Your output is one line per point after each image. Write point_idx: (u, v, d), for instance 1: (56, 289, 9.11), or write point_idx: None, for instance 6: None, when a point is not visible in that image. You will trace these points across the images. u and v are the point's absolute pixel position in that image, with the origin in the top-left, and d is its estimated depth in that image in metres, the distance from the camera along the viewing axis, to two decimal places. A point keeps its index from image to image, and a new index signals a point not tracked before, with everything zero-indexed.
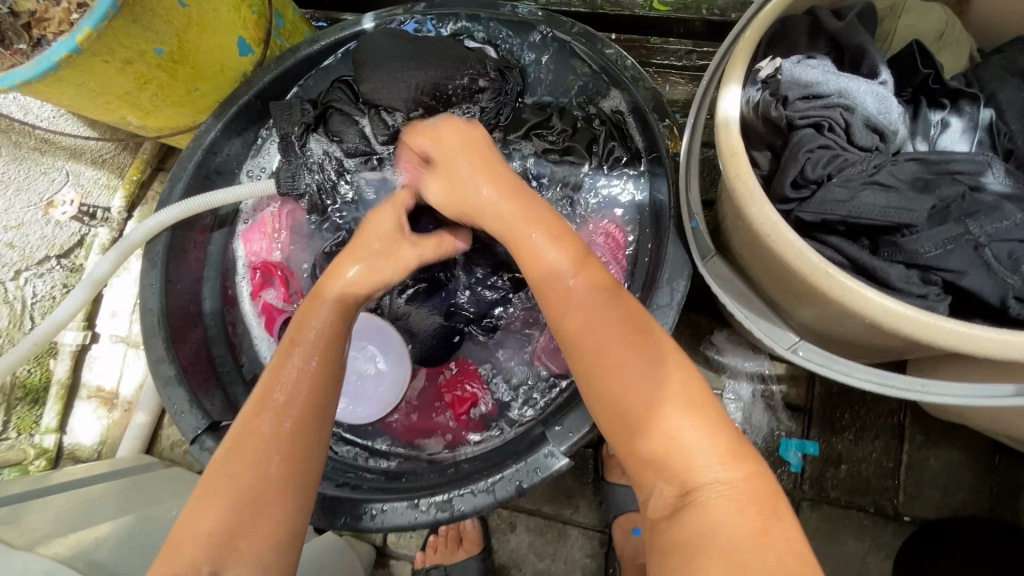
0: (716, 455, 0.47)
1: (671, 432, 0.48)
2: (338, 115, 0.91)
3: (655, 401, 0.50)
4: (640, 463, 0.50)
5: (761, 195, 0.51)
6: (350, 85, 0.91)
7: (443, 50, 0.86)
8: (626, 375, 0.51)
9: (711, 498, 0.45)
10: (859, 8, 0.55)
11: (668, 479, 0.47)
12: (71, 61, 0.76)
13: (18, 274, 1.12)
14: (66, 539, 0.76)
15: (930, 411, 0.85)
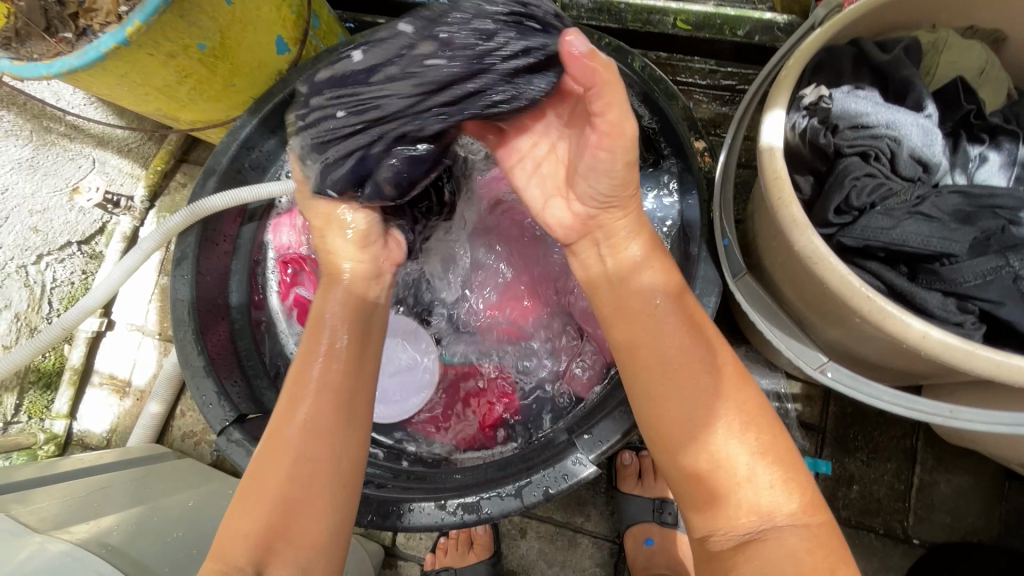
0: (784, 498, 0.51)
1: (725, 457, 0.52)
2: None
3: (731, 437, 0.53)
4: (703, 489, 0.53)
5: (807, 224, 0.52)
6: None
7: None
8: (708, 414, 0.54)
9: (782, 537, 0.49)
10: (904, 42, 0.57)
11: (737, 513, 0.51)
12: (118, 53, 0.77)
13: (39, 258, 1.12)
14: (86, 525, 0.76)
15: (944, 435, 0.87)
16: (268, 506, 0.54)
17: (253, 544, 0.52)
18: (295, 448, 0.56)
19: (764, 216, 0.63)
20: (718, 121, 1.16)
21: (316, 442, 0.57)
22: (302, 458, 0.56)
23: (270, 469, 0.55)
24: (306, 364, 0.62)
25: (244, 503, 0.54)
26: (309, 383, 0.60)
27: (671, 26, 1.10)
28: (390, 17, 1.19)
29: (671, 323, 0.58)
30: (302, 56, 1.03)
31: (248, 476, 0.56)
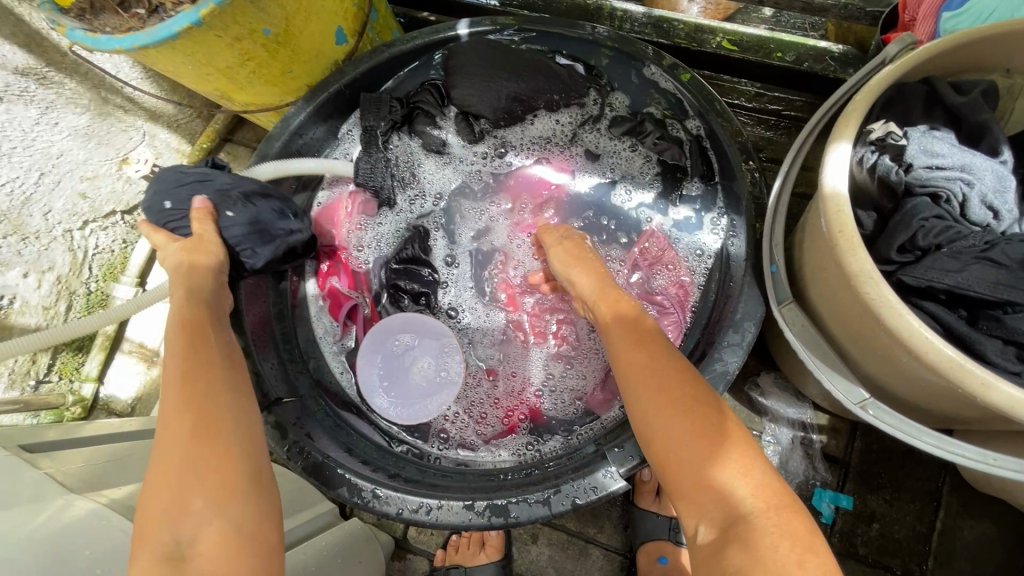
0: (759, 501, 0.49)
1: (700, 465, 0.52)
2: (423, 117, 0.99)
3: (689, 429, 0.54)
4: (683, 488, 0.52)
5: (878, 274, 0.51)
6: (438, 90, 1.00)
7: (536, 66, 0.95)
8: (672, 421, 0.56)
9: (754, 533, 0.46)
10: (981, 86, 0.57)
11: (714, 516, 0.49)
12: (190, 33, 0.79)
13: (84, 224, 1.14)
14: (116, 490, 0.77)
15: (973, 481, 0.86)
16: (178, 506, 0.50)
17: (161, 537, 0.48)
18: (193, 465, 0.52)
19: (818, 249, 0.63)
20: (761, 145, 1.15)
21: (208, 446, 0.53)
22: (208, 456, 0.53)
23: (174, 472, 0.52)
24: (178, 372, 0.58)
25: (157, 504, 0.50)
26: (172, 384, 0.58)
27: (716, 44, 1.10)
28: (443, 17, 1.20)
29: (623, 337, 0.66)
30: (358, 49, 1.04)
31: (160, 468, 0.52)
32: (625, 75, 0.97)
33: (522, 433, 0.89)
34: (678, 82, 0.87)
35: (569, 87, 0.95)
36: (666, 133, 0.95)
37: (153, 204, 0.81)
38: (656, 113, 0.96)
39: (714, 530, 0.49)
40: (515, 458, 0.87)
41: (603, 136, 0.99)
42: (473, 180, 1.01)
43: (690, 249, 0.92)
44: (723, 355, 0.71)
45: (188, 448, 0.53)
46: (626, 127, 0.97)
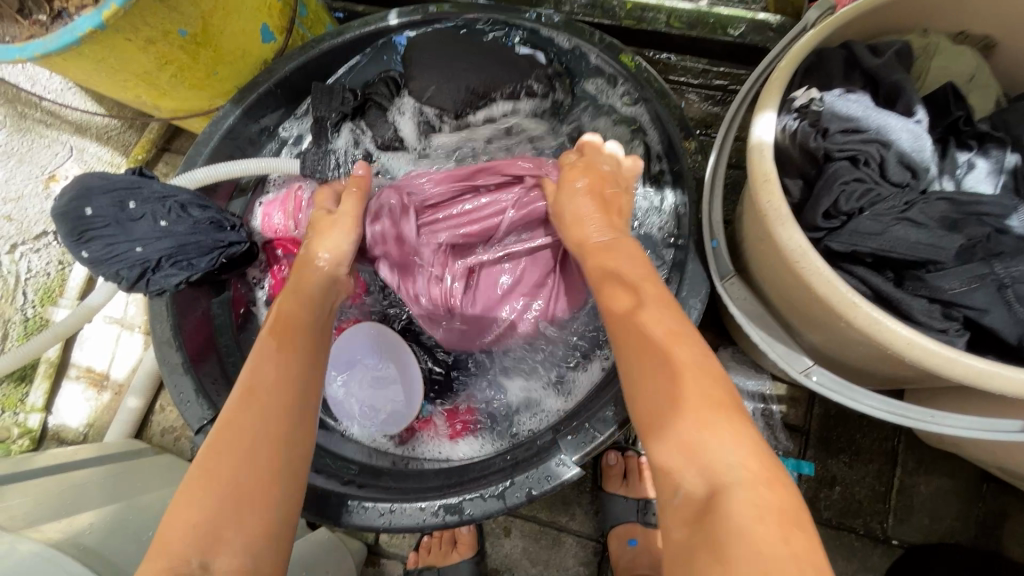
0: (746, 475, 0.45)
1: (698, 451, 0.47)
2: (375, 110, 0.97)
3: (673, 392, 0.51)
4: (671, 453, 0.48)
5: (812, 251, 0.51)
6: (394, 83, 0.97)
7: (496, 54, 0.91)
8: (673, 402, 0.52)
9: (735, 502, 0.43)
10: (895, 47, 0.57)
11: (699, 474, 0.46)
12: (94, 37, 0.74)
13: (13, 248, 1.08)
14: (58, 524, 0.74)
15: (925, 438, 0.88)
16: (235, 489, 0.51)
17: (195, 537, 0.48)
18: (242, 451, 0.53)
19: (753, 221, 0.64)
20: (709, 121, 1.14)
21: (254, 433, 0.55)
22: (237, 470, 0.52)
23: (227, 464, 0.53)
24: (257, 376, 0.59)
25: (195, 497, 0.51)
26: (262, 387, 0.59)
27: (661, 23, 1.09)
28: (379, 8, 1.16)
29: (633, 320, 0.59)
30: (288, 45, 1.00)
31: (203, 462, 0.53)
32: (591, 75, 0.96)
33: (473, 426, 0.89)
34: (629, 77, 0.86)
35: (535, 76, 0.93)
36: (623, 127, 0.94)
37: (69, 210, 0.76)
38: (625, 120, 0.94)
39: (695, 495, 0.46)
40: (471, 449, 0.87)
41: (559, 143, 0.98)
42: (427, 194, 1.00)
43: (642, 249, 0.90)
44: None
45: (269, 444, 0.55)
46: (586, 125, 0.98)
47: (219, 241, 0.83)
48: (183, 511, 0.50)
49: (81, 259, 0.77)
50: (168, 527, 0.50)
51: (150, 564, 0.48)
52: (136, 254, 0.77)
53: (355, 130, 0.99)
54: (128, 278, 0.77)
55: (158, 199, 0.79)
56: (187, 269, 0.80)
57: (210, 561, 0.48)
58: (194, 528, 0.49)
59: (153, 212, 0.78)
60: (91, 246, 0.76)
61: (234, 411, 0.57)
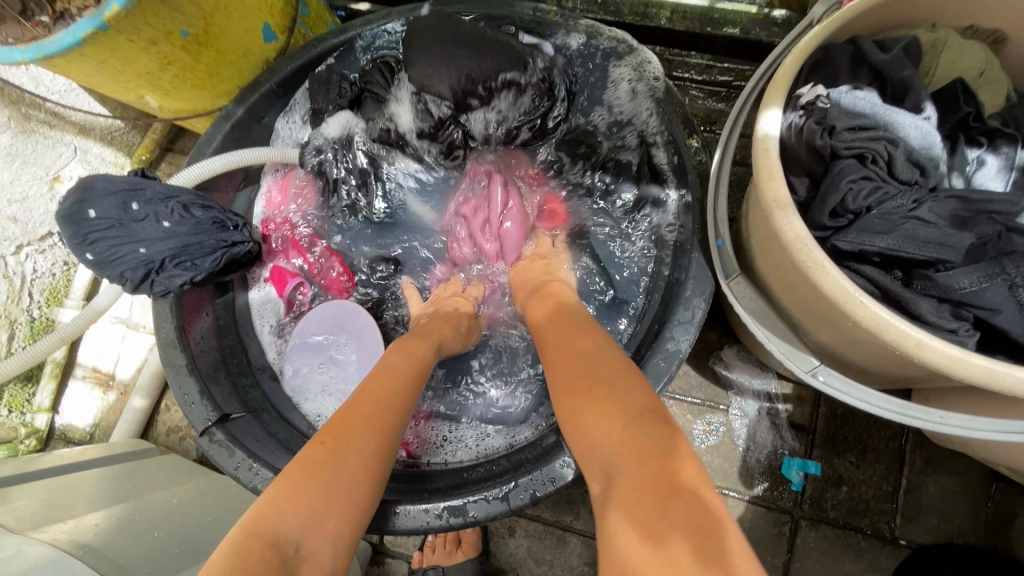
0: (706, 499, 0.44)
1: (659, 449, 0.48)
2: (371, 99, 0.94)
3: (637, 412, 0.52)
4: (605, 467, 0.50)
5: (819, 251, 0.50)
6: (388, 69, 0.93)
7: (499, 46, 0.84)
8: (621, 395, 0.54)
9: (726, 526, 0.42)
10: (904, 42, 0.56)
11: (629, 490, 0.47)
12: (96, 38, 0.74)
13: (19, 248, 1.09)
14: (63, 524, 0.74)
15: (933, 438, 0.87)
16: (349, 496, 0.52)
17: (301, 525, 0.49)
18: (364, 450, 0.55)
19: (759, 219, 0.63)
20: (713, 117, 1.13)
21: (365, 445, 0.56)
22: (343, 469, 0.53)
23: (347, 458, 0.54)
24: (381, 386, 0.62)
25: (291, 492, 0.50)
26: (384, 401, 0.61)
27: (665, 19, 1.08)
28: (381, 7, 1.16)
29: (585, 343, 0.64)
30: (290, 45, 1.00)
31: (315, 452, 0.54)
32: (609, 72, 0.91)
33: (469, 427, 0.89)
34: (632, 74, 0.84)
35: (538, 63, 0.88)
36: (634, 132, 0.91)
37: (73, 213, 0.76)
38: (630, 114, 0.91)
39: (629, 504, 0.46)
40: (472, 454, 0.85)
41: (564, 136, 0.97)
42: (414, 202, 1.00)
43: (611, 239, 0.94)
44: (675, 333, 0.71)
45: (375, 444, 0.56)
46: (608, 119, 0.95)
47: (222, 241, 0.83)
48: (280, 505, 0.50)
49: (85, 261, 0.77)
50: (265, 513, 0.49)
51: (241, 555, 0.46)
52: (141, 255, 0.77)
53: (353, 119, 0.96)
54: (133, 280, 0.77)
55: (161, 199, 0.79)
56: (191, 269, 0.80)
57: (302, 550, 0.48)
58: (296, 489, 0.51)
59: (157, 212, 0.78)
60: (96, 247, 0.76)
61: (348, 418, 0.57)
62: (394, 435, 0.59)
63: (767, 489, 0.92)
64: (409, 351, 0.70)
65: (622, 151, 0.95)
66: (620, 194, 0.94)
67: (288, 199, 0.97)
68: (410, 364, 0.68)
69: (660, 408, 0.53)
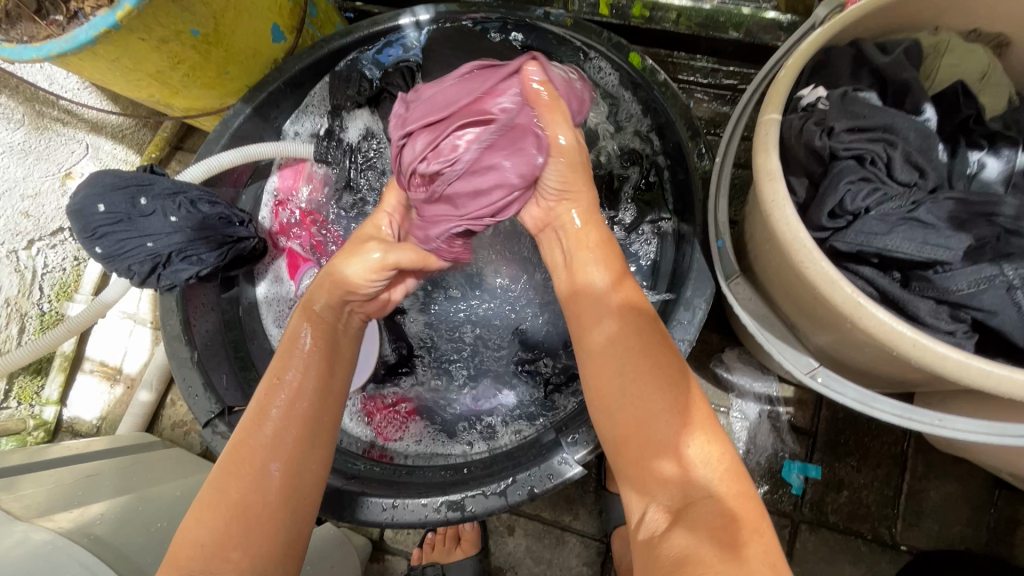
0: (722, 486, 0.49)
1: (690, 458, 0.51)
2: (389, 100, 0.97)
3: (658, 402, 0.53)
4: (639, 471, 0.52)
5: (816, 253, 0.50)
6: (409, 72, 0.94)
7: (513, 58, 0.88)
8: (641, 386, 0.55)
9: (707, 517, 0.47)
10: (905, 45, 0.57)
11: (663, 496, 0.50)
12: (108, 37, 0.76)
13: (30, 243, 1.10)
14: (68, 514, 0.75)
15: (935, 443, 0.86)
16: (253, 515, 0.53)
17: (207, 552, 0.51)
18: (246, 479, 0.54)
19: (759, 220, 0.63)
20: (717, 120, 1.13)
21: (249, 470, 0.55)
22: (236, 499, 0.53)
23: (230, 489, 0.54)
24: (251, 430, 0.58)
25: (200, 516, 0.53)
26: (255, 447, 0.56)
27: (670, 21, 1.08)
28: (388, 8, 1.17)
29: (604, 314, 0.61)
30: (298, 45, 1.01)
31: (213, 484, 0.55)
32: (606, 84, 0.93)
33: (445, 419, 0.88)
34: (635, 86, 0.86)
35: None
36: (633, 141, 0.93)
37: (83, 207, 0.78)
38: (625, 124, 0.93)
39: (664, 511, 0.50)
40: (444, 449, 0.86)
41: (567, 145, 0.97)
42: None
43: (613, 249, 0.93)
44: (674, 333, 0.71)
45: (273, 492, 0.54)
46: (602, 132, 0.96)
47: (228, 237, 0.84)
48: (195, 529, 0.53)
49: (94, 255, 0.79)
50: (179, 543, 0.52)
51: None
52: (147, 248, 0.78)
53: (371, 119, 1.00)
54: (139, 274, 0.79)
55: (168, 194, 0.80)
56: (196, 263, 0.81)
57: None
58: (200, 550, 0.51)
59: (164, 207, 0.80)
60: (104, 241, 0.78)
61: (234, 450, 0.57)
62: (299, 445, 0.57)
63: (767, 492, 0.92)
64: (284, 369, 0.62)
65: (621, 160, 0.94)
66: (629, 202, 0.93)
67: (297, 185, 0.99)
68: (307, 376, 0.61)
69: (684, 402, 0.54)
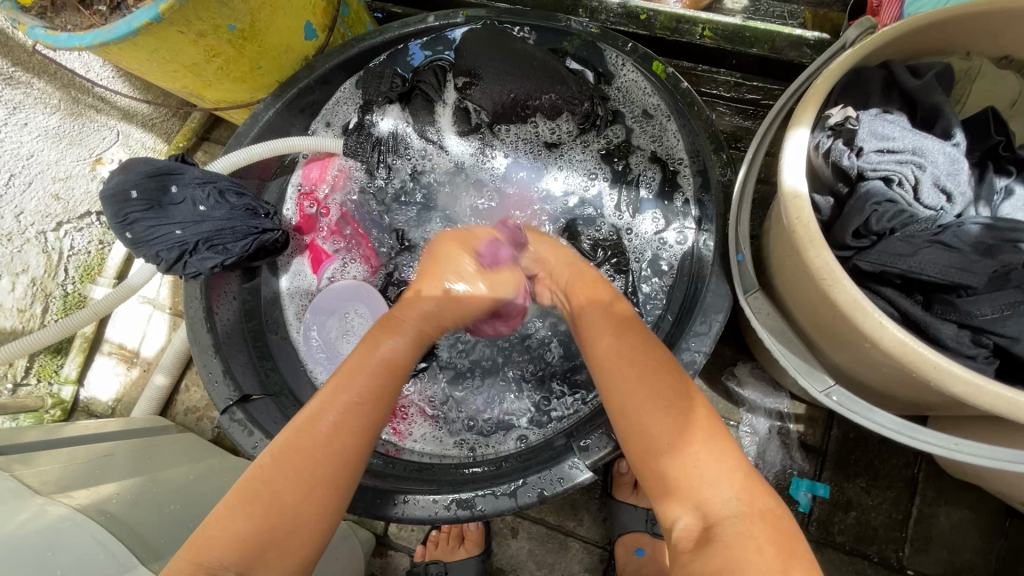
0: (743, 507, 0.49)
1: (704, 479, 0.50)
2: (421, 97, 0.98)
3: (665, 423, 0.53)
4: (660, 489, 0.53)
5: (840, 272, 0.51)
6: (441, 72, 0.97)
7: (545, 67, 0.91)
8: (657, 408, 0.54)
9: (731, 535, 0.47)
10: (936, 69, 0.57)
11: (687, 511, 0.50)
12: (150, 29, 0.78)
13: (59, 225, 1.13)
14: (85, 492, 0.77)
15: (948, 468, 0.86)
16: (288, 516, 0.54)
17: (242, 547, 0.52)
18: (285, 480, 0.54)
19: (782, 236, 0.63)
20: (738, 134, 1.14)
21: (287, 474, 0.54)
22: (279, 501, 0.54)
23: (267, 489, 0.54)
24: (296, 431, 0.57)
25: (239, 505, 0.54)
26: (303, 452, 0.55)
27: (698, 35, 1.08)
28: (417, 10, 1.19)
29: (604, 333, 0.63)
30: (329, 43, 1.03)
31: (250, 481, 0.55)
32: (638, 92, 0.94)
33: (456, 420, 0.89)
34: (660, 96, 0.87)
35: (579, 89, 0.92)
36: (656, 151, 0.94)
37: (114, 193, 0.80)
38: (649, 134, 0.94)
39: (692, 527, 0.50)
40: (459, 451, 0.87)
41: (593, 151, 0.97)
42: (443, 199, 1.01)
43: (636, 256, 0.92)
44: (690, 345, 0.71)
45: (322, 502, 0.55)
46: (625, 137, 0.96)
47: (254, 228, 0.86)
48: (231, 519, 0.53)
49: (123, 240, 0.81)
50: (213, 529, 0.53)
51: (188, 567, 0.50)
52: (178, 237, 0.80)
53: (401, 115, 1.01)
54: (166, 261, 0.80)
55: (198, 184, 0.82)
56: (221, 252, 0.83)
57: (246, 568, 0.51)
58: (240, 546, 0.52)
59: (194, 196, 0.82)
60: (134, 227, 0.79)
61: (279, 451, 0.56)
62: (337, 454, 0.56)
63: None
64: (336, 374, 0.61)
65: (645, 165, 0.94)
66: (648, 212, 0.93)
67: (322, 179, 1.00)
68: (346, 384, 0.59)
69: (696, 418, 0.54)
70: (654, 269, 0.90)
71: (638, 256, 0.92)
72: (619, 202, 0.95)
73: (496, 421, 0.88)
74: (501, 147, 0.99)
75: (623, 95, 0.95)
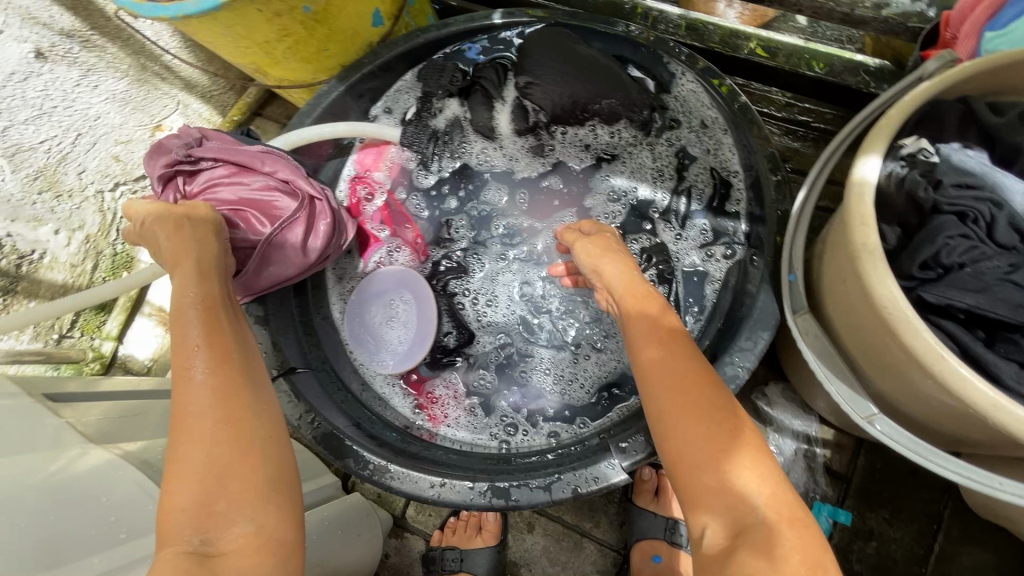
0: (773, 515, 0.48)
1: (739, 487, 0.50)
2: (481, 92, 1.00)
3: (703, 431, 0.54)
4: (695, 495, 0.52)
5: (902, 301, 0.51)
6: (502, 69, 1.00)
7: (604, 70, 0.92)
8: (693, 420, 0.55)
9: (762, 542, 0.47)
10: (1018, 109, 0.57)
11: (720, 516, 0.50)
12: (232, 5, 0.80)
13: (117, 187, 1.11)
14: (131, 444, 0.79)
15: (976, 508, 0.85)
16: (233, 483, 0.49)
17: (192, 525, 0.46)
18: (209, 455, 0.49)
19: (841, 260, 0.64)
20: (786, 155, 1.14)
21: (209, 447, 0.49)
22: (221, 473, 0.49)
23: (201, 472, 0.48)
24: (193, 405, 0.51)
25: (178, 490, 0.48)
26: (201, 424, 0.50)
27: (746, 51, 1.09)
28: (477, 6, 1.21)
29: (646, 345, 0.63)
30: (393, 32, 1.05)
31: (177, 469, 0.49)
32: (696, 102, 0.94)
33: (489, 412, 0.90)
34: (720, 108, 0.88)
35: (638, 96, 0.93)
36: (709, 162, 0.94)
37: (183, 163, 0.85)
38: (704, 145, 0.95)
39: (722, 533, 0.49)
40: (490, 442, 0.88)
41: (646, 157, 0.98)
42: (489, 189, 1.02)
43: (680, 267, 0.93)
44: (734, 359, 0.72)
45: (255, 465, 0.50)
46: (677, 147, 0.97)
47: None
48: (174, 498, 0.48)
49: None
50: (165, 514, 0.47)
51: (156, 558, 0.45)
52: None
53: (459, 109, 1.03)
54: None
55: None
56: None
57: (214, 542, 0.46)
58: (181, 519, 0.47)
59: None
60: None
61: (193, 437, 0.50)
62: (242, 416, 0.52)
63: None
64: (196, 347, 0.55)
65: (696, 176, 0.95)
66: (697, 224, 0.93)
67: (377, 164, 1.02)
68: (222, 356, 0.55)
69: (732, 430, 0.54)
70: (696, 281, 0.91)
71: (683, 266, 0.93)
72: (667, 211, 0.96)
73: (527, 416, 0.89)
74: (554, 142, 1.00)
75: (681, 104, 0.96)
